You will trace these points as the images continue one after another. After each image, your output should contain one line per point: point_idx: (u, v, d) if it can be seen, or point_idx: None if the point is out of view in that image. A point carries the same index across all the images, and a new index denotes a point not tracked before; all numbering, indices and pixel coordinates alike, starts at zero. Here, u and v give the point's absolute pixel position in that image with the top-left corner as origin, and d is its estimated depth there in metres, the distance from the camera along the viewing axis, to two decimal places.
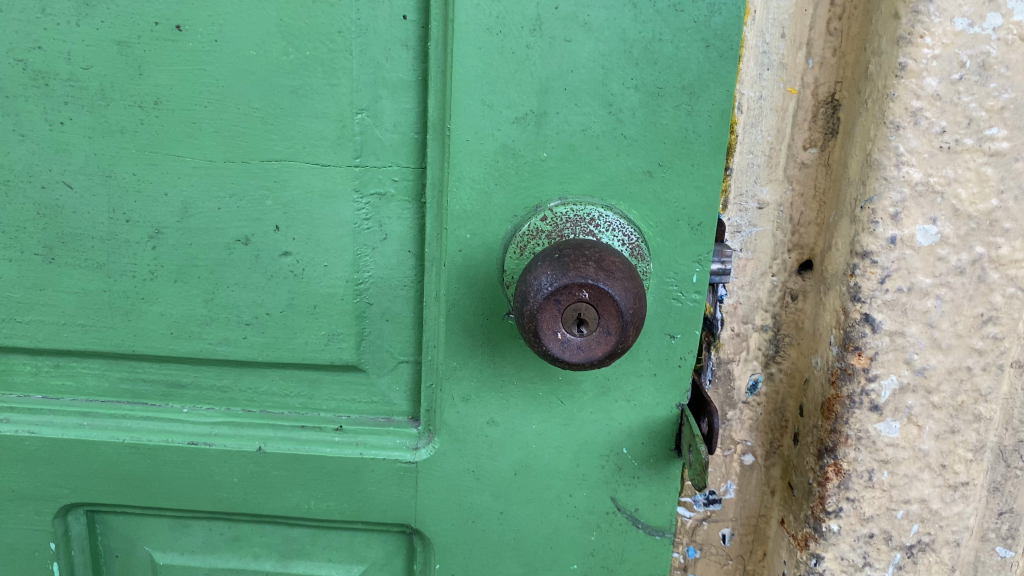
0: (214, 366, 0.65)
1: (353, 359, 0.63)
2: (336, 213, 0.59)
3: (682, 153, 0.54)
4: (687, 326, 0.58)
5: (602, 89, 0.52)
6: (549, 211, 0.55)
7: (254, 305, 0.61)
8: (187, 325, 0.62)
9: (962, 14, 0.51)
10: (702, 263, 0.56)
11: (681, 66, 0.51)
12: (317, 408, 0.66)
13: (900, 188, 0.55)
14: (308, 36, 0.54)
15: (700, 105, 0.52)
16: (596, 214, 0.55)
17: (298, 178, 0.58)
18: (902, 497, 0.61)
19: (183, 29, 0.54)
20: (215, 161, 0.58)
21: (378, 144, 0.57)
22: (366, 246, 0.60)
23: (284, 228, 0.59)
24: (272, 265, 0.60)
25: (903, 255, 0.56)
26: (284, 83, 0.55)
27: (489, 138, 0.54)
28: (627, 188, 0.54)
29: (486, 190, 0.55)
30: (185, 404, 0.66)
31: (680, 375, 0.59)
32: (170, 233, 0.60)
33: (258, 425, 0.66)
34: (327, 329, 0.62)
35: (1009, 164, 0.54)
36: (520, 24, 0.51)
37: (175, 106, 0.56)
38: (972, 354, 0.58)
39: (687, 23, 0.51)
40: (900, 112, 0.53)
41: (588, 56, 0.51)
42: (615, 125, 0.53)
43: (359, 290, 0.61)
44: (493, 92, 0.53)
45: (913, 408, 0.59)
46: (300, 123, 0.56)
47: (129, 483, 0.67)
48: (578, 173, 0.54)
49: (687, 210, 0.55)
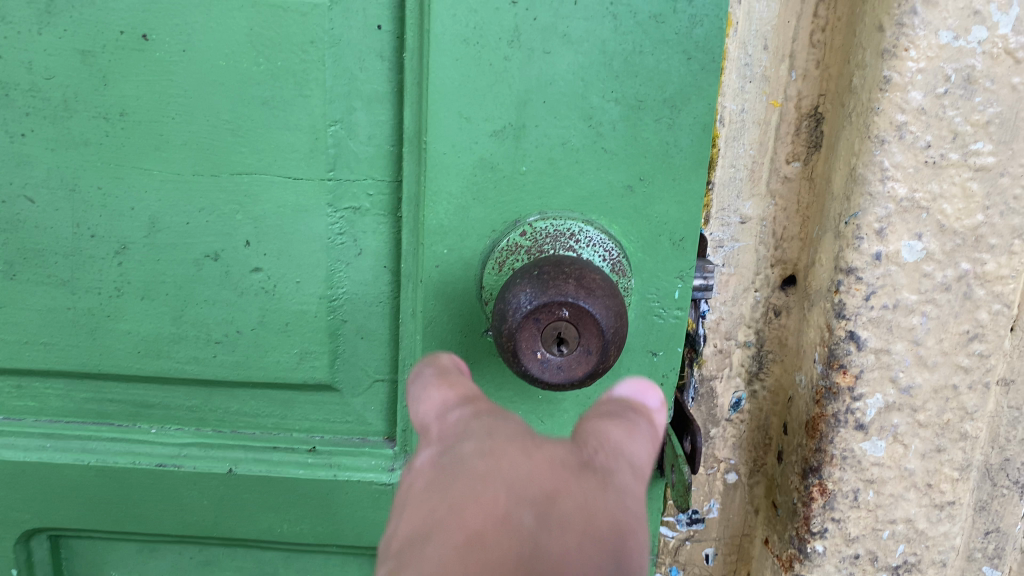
0: (183, 385, 0.63)
1: (327, 379, 0.61)
2: (309, 228, 0.57)
3: (663, 167, 0.52)
4: (670, 343, 0.57)
5: (582, 102, 0.51)
6: (528, 226, 0.54)
7: (224, 322, 0.60)
8: (154, 344, 0.60)
9: (947, 27, 0.50)
10: (685, 279, 0.55)
11: (662, 78, 0.50)
12: (290, 428, 0.64)
13: (885, 204, 0.54)
14: (279, 45, 0.52)
15: (682, 118, 0.51)
16: (576, 229, 0.53)
17: (269, 193, 0.56)
18: (888, 517, 0.60)
19: (149, 38, 0.52)
20: (183, 175, 0.56)
21: (353, 157, 0.56)
22: (341, 260, 0.59)
23: (255, 243, 0.57)
24: (243, 282, 0.58)
25: (889, 272, 0.55)
26: (254, 94, 0.53)
27: (467, 151, 0.52)
28: (608, 203, 0.53)
29: (463, 205, 0.54)
30: (152, 425, 0.64)
31: (662, 394, 0.58)
32: (137, 248, 0.58)
33: (229, 446, 0.64)
34: (299, 347, 0.60)
35: (995, 179, 0.53)
36: (497, 35, 0.49)
37: (142, 118, 0.55)
38: (958, 372, 0.57)
39: (669, 34, 0.49)
40: (885, 126, 0.52)
41: (568, 68, 0.50)
42: (595, 138, 0.52)
43: (333, 306, 0.60)
44: (470, 104, 0.51)
45: (899, 427, 0.58)
46: (270, 135, 0.54)
47: (95, 506, 0.65)
48: (557, 187, 0.53)
49: (669, 225, 0.54)
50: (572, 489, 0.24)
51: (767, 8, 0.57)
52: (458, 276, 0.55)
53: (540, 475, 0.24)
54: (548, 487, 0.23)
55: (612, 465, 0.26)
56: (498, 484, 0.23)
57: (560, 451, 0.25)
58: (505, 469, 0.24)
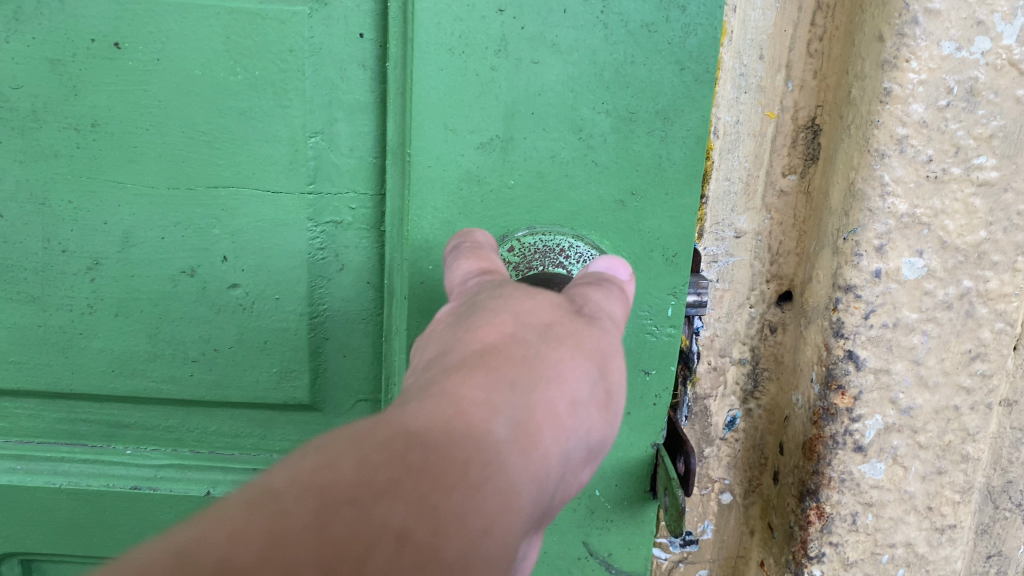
0: (160, 405, 0.61)
1: (307, 399, 0.60)
2: (288, 242, 0.55)
3: (656, 180, 0.50)
4: (662, 361, 0.55)
5: (571, 114, 0.49)
6: (516, 241, 0.51)
7: (201, 341, 0.57)
8: (129, 363, 0.58)
9: (949, 38, 0.49)
10: (678, 295, 0.53)
11: (655, 89, 0.48)
12: (270, 449, 0.62)
13: (885, 220, 0.52)
14: (258, 54, 0.50)
15: (676, 130, 0.49)
16: (566, 244, 0.51)
17: (247, 206, 0.54)
18: (887, 540, 0.58)
19: (122, 47, 0.50)
20: (158, 188, 0.54)
21: (333, 170, 0.54)
22: (322, 276, 0.57)
23: (233, 258, 0.55)
24: (220, 299, 0.56)
25: (888, 289, 0.53)
26: (232, 105, 0.51)
27: (453, 164, 0.50)
28: (599, 218, 0.51)
29: (449, 219, 0.51)
30: (128, 446, 0.62)
31: (655, 414, 0.56)
32: (110, 264, 0.56)
33: (208, 467, 0.62)
34: (278, 365, 0.58)
35: (998, 194, 0.51)
36: (484, 44, 0.47)
37: (114, 129, 0.52)
38: (960, 392, 0.55)
39: (661, 44, 0.47)
40: (885, 140, 0.51)
41: (557, 79, 0.48)
42: (585, 151, 0.50)
43: (314, 323, 0.58)
44: (456, 116, 0.49)
45: (899, 449, 0.56)
46: (249, 147, 0.52)
47: (68, 529, 0.63)
48: (546, 202, 0.51)
49: (662, 240, 0.52)
50: (562, 323, 0.30)
51: (762, 16, 0.55)
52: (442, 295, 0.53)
53: (539, 313, 0.30)
54: (545, 320, 0.30)
55: (595, 313, 0.32)
56: (507, 317, 0.29)
57: (555, 301, 0.32)
58: (512, 308, 0.30)
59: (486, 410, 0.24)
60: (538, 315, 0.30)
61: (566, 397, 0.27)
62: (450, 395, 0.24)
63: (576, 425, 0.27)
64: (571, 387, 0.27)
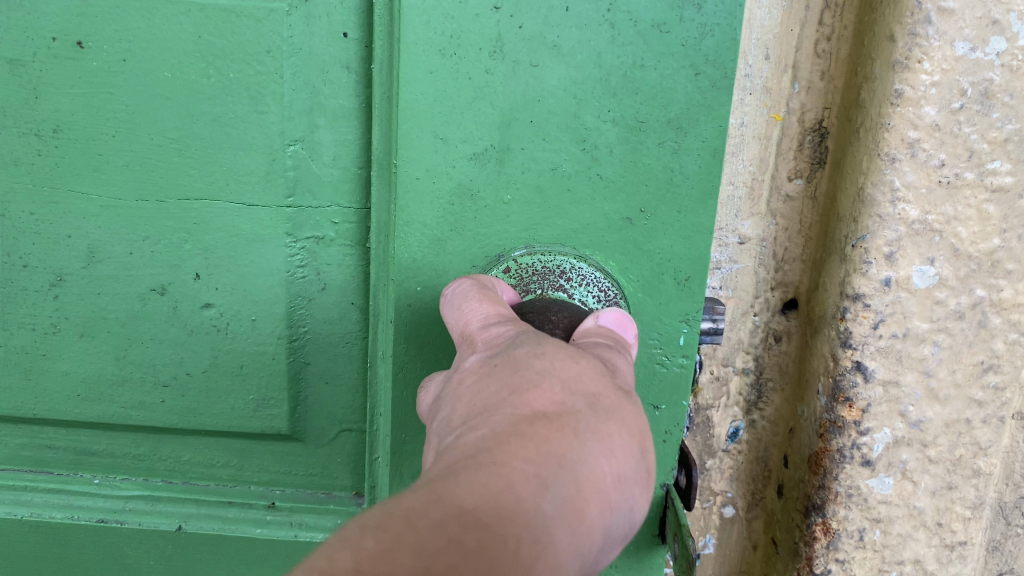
0: (130, 432, 0.59)
1: (287, 429, 0.57)
2: (266, 258, 0.53)
3: (668, 198, 0.48)
4: (672, 395, 0.52)
5: (574, 121, 0.47)
6: (513, 260, 0.49)
7: (172, 363, 0.55)
8: (96, 386, 0.56)
9: (963, 38, 0.47)
10: (691, 322, 0.50)
11: (666, 96, 0.46)
12: (247, 481, 0.60)
13: (895, 227, 0.50)
14: (232, 55, 0.48)
15: (690, 141, 0.47)
16: (568, 265, 0.49)
17: (221, 219, 0.52)
18: (895, 557, 0.56)
19: (84, 46, 0.48)
20: (126, 201, 0.52)
21: (315, 181, 0.52)
22: (303, 295, 0.55)
23: (205, 276, 0.53)
24: (193, 318, 0.54)
25: (899, 299, 0.51)
26: (205, 109, 0.50)
27: (442, 175, 0.48)
28: (604, 237, 0.49)
29: (438, 237, 0.49)
30: (95, 475, 0.60)
31: (664, 451, 0.53)
32: (74, 280, 0.53)
33: (180, 500, 0.60)
34: (255, 393, 0.56)
35: (1012, 201, 0.50)
36: (478, 45, 0.46)
37: (77, 135, 0.50)
38: (972, 406, 0.53)
39: (674, 46, 0.45)
40: (895, 143, 0.49)
41: (557, 84, 0.46)
42: (589, 163, 0.48)
43: (293, 346, 0.55)
44: (447, 123, 0.47)
45: (908, 463, 0.54)
46: (222, 155, 0.51)
47: (30, 563, 0.60)
48: (545, 219, 0.49)
49: (673, 262, 0.49)
50: (608, 394, 0.31)
51: (768, 15, 0.54)
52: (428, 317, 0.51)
53: (586, 380, 0.30)
54: (593, 389, 0.30)
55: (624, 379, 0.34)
56: (554, 379, 0.30)
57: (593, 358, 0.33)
58: (559, 369, 0.30)
59: (534, 485, 0.25)
60: (586, 377, 0.31)
61: (611, 472, 0.28)
62: (499, 466, 0.25)
63: (618, 499, 0.28)
64: (615, 463, 0.28)
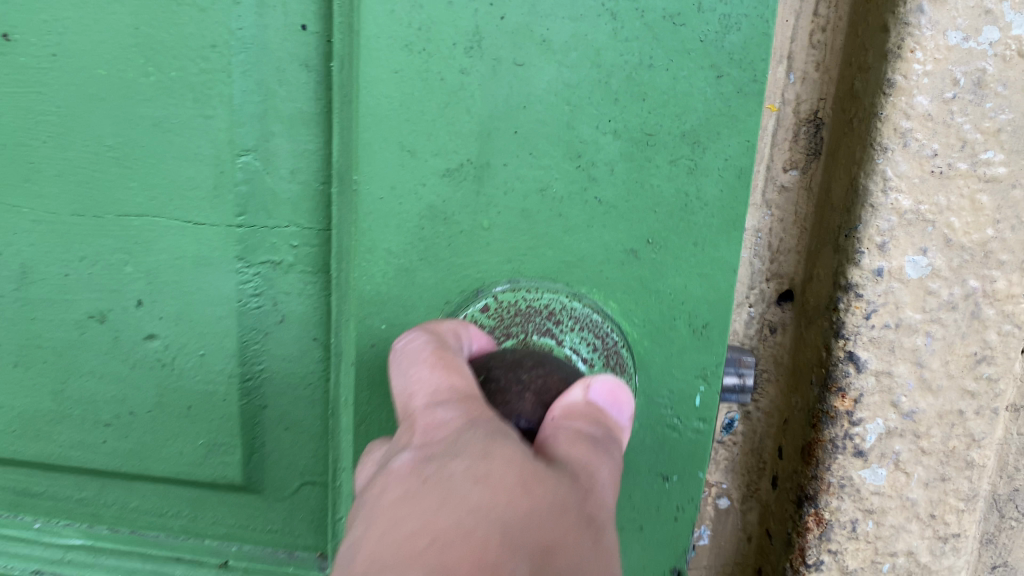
0: (74, 473, 0.64)
1: (241, 476, 0.61)
2: (216, 286, 0.56)
3: (680, 227, 0.48)
4: (684, 467, 0.51)
5: (569, 133, 0.47)
6: (494, 297, 0.49)
7: (115, 400, 0.59)
8: (39, 424, 0.61)
9: (955, 27, 0.47)
10: (707, 377, 0.50)
11: (682, 104, 0.46)
12: (204, 531, 0.64)
13: (888, 216, 0.50)
14: (170, 50, 0.51)
15: (708, 159, 0.47)
16: (556, 305, 0.49)
17: (163, 240, 0.55)
18: (888, 549, 0.56)
19: (13, 38, 0.51)
20: (62, 216, 0.55)
21: (268, 196, 0.54)
22: (259, 327, 0.57)
23: (147, 303, 0.56)
24: (136, 352, 0.57)
25: (891, 288, 0.51)
26: (144, 113, 0.52)
27: (411, 195, 0.49)
28: (605, 270, 0.49)
29: (406, 265, 0.50)
30: (38, 519, 0.67)
31: (676, 528, 0.52)
32: (8, 300, 0.57)
33: (130, 546, 0.65)
34: (204, 438, 0.59)
35: (1006, 191, 0.50)
36: (452, 39, 0.46)
37: (8, 139, 0.54)
38: (964, 397, 0.53)
39: (692, 42, 0.46)
40: (889, 133, 0.49)
41: (546, 86, 0.46)
42: (586, 183, 0.48)
43: (246, 384, 0.58)
44: (414, 132, 0.48)
45: (901, 454, 0.54)
46: (164, 168, 0.53)
47: None
48: (537, 249, 0.49)
49: (689, 307, 0.49)
50: (564, 545, 0.26)
51: None
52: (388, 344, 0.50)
53: (540, 524, 0.25)
54: (546, 539, 0.25)
55: (596, 510, 0.29)
56: (494, 521, 0.25)
57: (561, 478, 0.28)
58: (506, 509, 0.25)
59: None
60: (541, 513, 0.26)
61: None
62: None
63: None
64: None
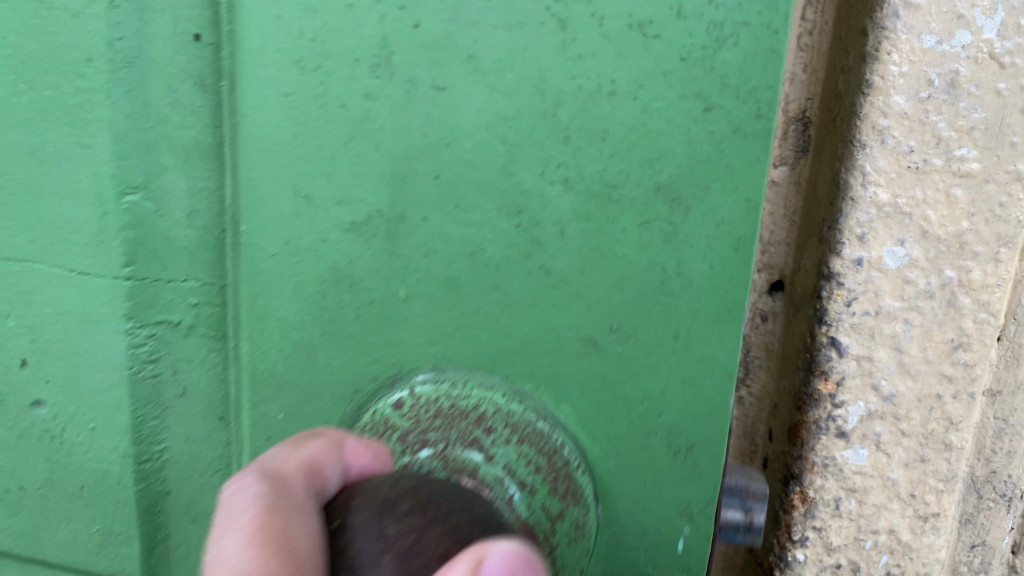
0: None
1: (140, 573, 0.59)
2: (105, 349, 0.55)
3: (665, 313, 0.45)
4: None
5: (506, 179, 0.45)
6: (413, 392, 0.47)
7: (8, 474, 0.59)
8: None
9: (930, 31, 0.50)
10: (692, 521, 0.47)
11: (662, 152, 0.43)
12: None
13: (867, 209, 0.53)
14: (42, 63, 0.50)
15: (693, 218, 0.44)
16: (486, 407, 0.46)
17: (47, 292, 0.55)
18: (870, 527, 0.59)
19: None
20: None
21: (165, 239, 0.54)
22: (159, 398, 0.56)
23: (36, 365, 0.56)
24: (25, 419, 0.57)
25: (871, 277, 0.54)
26: (19, 140, 0.52)
27: (316, 257, 0.48)
28: (558, 363, 0.47)
29: (308, 343, 0.49)
30: None
31: None
32: None
33: None
34: (98, 523, 0.58)
35: (980, 185, 0.53)
36: (353, 54, 0.44)
37: None
38: (941, 381, 0.56)
39: (674, 56, 0.42)
40: (867, 131, 0.52)
41: (475, 113, 0.44)
42: (532, 250, 0.45)
43: (142, 467, 0.57)
44: (307, 175, 0.47)
45: (882, 436, 0.57)
46: (45, 206, 0.53)
47: None
48: (472, 332, 0.47)
49: (677, 422, 0.46)
50: None
51: None
52: (280, 432, 0.50)
53: None
54: None
55: None
56: None
57: None
58: None
59: None
60: None
61: None
62: None
63: None
64: None
